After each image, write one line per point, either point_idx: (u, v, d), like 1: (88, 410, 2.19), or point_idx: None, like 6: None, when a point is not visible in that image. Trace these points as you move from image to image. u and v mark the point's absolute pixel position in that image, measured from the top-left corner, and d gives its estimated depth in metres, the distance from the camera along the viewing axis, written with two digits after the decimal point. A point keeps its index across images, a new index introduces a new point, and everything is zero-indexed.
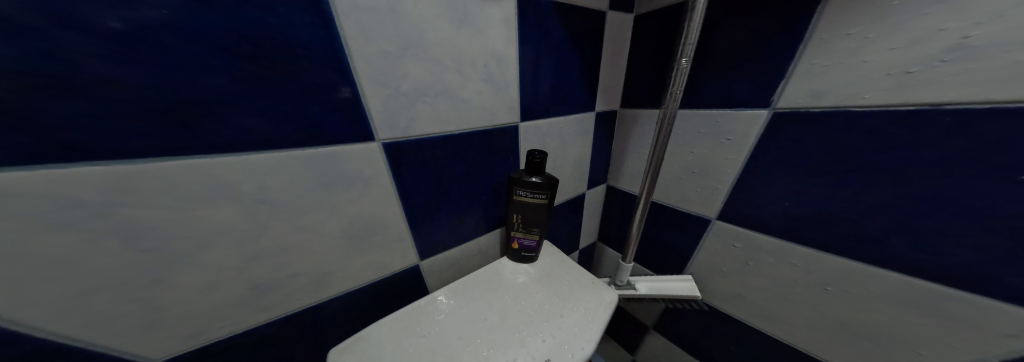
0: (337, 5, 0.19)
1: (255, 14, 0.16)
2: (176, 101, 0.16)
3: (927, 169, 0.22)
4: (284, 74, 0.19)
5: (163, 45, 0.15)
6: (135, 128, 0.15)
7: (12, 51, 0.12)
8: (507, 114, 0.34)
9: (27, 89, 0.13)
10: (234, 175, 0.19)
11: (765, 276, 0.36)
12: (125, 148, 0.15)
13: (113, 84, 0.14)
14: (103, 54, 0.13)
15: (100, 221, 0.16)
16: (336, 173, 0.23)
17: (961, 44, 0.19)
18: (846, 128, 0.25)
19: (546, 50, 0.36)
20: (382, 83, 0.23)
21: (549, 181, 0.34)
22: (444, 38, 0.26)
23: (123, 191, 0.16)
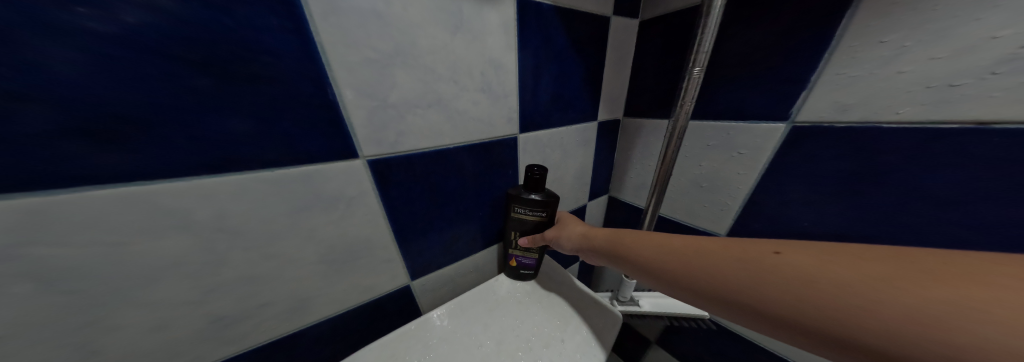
0: (315, 8, 0.17)
1: (208, 16, 0.14)
2: (97, 116, 0.13)
3: (967, 192, 0.20)
4: (246, 85, 0.16)
5: (75, 48, 0.12)
6: (49, 152, 0.13)
7: None
8: (506, 125, 0.32)
9: None
10: (185, 203, 0.16)
11: None
12: (40, 178, 0.13)
13: (15, 100, 0.12)
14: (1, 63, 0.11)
15: (6, 263, 0.13)
16: (313, 194, 0.21)
17: (1016, 55, 0.17)
18: (873, 145, 0.23)
19: (548, 55, 0.34)
20: (367, 94, 0.21)
21: (549, 199, 0.32)
22: (436, 44, 0.24)
23: (40, 227, 0.13)
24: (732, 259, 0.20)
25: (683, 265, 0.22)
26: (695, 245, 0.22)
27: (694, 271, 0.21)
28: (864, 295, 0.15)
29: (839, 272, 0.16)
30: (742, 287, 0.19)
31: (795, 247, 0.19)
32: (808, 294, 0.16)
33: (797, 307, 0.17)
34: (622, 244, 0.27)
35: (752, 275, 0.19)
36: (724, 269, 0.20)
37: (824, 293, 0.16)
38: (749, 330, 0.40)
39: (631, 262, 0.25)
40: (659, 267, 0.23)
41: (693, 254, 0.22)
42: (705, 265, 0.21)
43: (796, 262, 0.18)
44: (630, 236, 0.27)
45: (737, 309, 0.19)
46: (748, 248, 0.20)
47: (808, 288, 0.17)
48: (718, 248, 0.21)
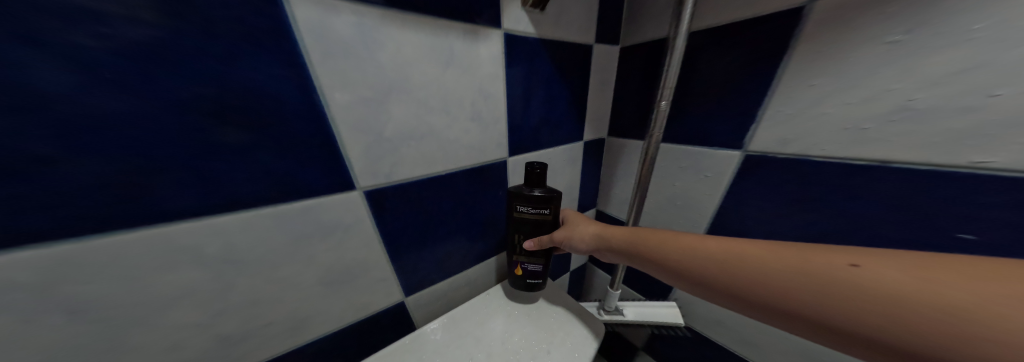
0: (316, 60, 0.20)
1: (224, 75, 0.17)
2: (128, 170, 0.15)
3: (886, 217, 0.24)
4: (255, 129, 0.19)
5: (110, 110, 0.14)
6: (82, 202, 0.15)
7: None
8: (495, 149, 0.34)
9: None
10: (196, 239, 0.18)
11: None
12: (73, 224, 0.15)
13: (58, 161, 0.14)
14: (49, 131, 0.13)
15: (37, 300, 0.15)
16: (313, 224, 0.23)
17: (905, 105, 0.21)
18: (809, 174, 0.26)
19: (534, 81, 0.36)
20: (362, 130, 0.23)
21: (550, 194, 0.33)
22: (429, 80, 0.26)
23: (69, 268, 0.15)
24: (798, 273, 0.20)
25: (743, 277, 0.22)
26: (753, 256, 0.22)
27: (754, 285, 0.21)
28: (958, 317, 0.15)
29: (927, 289, 0.16)
30: (815, 304, 0.19)
31: (873, 258, 0.18)
32: (888, 313, 0.16)
33: (870, 324, 0.17)
34: (655, 250, 0.27)
35: (822, 291, 0.19)
36: (789, 283, 0.20)
37: (906, 313, 0.16)
38: (721, 337, 0.42)
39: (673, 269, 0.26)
40: (712, 278, 0.23)
41: (754, 266, 0.22)
42: (765, 277, 0.21)
43: (879, 278, 0.17)
44: (662, 240, 0.27)
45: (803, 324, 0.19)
46: (818, 261, 0.19)
47: (891, 307, 0.16)
48: (785, 261, 0.21)
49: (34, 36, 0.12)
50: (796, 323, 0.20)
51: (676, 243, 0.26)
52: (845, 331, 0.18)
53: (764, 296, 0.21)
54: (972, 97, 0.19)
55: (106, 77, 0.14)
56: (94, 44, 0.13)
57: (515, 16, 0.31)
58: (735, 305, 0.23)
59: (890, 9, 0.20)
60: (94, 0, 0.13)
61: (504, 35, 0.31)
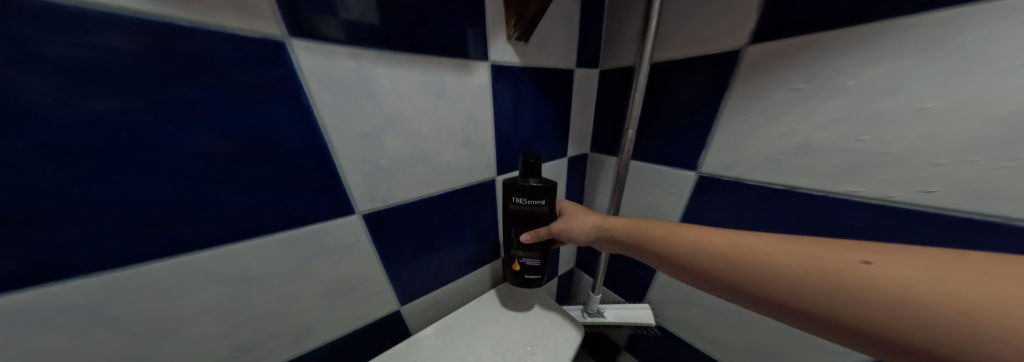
0: (320, 104, 0.23)
1: (243, 124, 0.20)
2: (163, 205, 0.18)
3: (807, 228, 0.29)
4: (269, 167, 0.22)
5: (154, 161, 0.18)
6: (128, 236, 0.18)
7: (37, 190, 0.15)
8: (484, 170, 0.38)
9: (37, 219, 0.15)
10: (218, 264, 0.21)
11: (703, 306, 0.42)
12: (121, 255, 0.18)
13: (115, 203, 0.17)
14: (109, 180, 0.17)
15: (90, 318, 0.18)
16: (317, 245, 0.26)
17: (804, 144, 0.27)
18: (743, 195, 0.32)
19: (521, 105, 0.40)
20: (361, 161, 0.27)
21: (546, 183, 0.33)
22: (422, 112, 0.30)
23: (115, 291, 0.18)
24: (811, 269, 0.21)
25: (755, 272, 0.23)
26: (769, 252, 0.23)
27: (765, 279, 0.22)
28: (962, 315, 0.16)
29: (936, 287, 0.17)
30: (824, 298, 0.20)
31: (886, 256, 0.19)
32: (898, 308, 0.18)
33: (870, 319, 0.18)
34: (664, 244, 0.28)
35: (832, 287, 0.20)
36: (803, 278, 0.21)
37: (910, 309, 0.17)
38: (686, 333, 0.46)
39: (682, 262, 0.27)
40: (721, 273, 0.24)
41: (766, 262, 0.22)
42: (779, 272, 0.22)
43: (892, 275, 0.18)
44: (670, 234, 0.28)
45: (806, 316, 0.21)
46: (832, 259, 0.20)
47: (902, 303, 0.17)
48: (802, 258, 0.21)
49: (103, 104, 0.16)
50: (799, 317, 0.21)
51: (687, 237, 0.27)
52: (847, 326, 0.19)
53: (774, 291, 0.22)
54: (847, 141, 0.25)
55: (152, 135, 0.17)
56: (149, 108, 0.17)
57: (501, 49, 0.35)
58: (738, 298, 0.24)
59: (797, 60, 0.26)
60: (149, 79, 0.16)
61: (491, 66, 0.34)
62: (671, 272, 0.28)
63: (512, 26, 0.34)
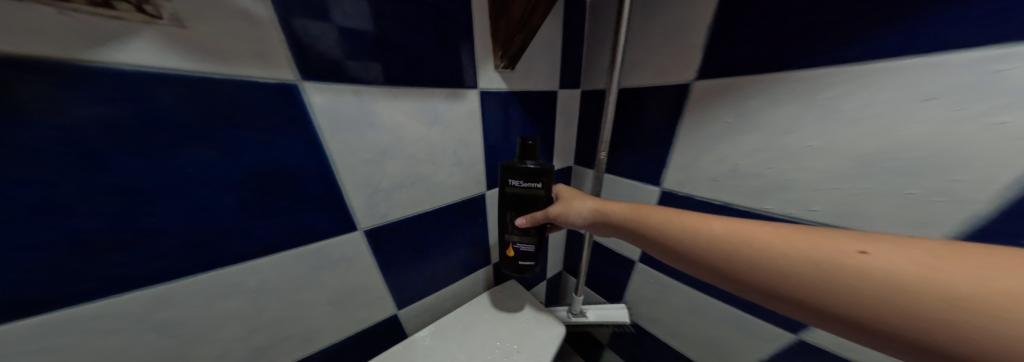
0: (327, 139, 0.27)
1: (265, 160, 0.24)
2: (204, 230, 0.23)
3: None
4: (284, 195, 0.26)
5: (192, 195, 0.21)
6: (170, 256, 0.22)
7: (104, 222, 0.19)
8: (474, 186, 0.42)
9: (104, 245, 0.19)
10: (242, 276, 0.25)
11: (669, 305, 0.47)
12: (165, 271, 0.22)
13: (161, 230, 0.21)
14: (158, 212, 0.21)
15: (139, 323, 0.22)
16: (325, 258, 0.30)
17: (734, 169, 0.34)
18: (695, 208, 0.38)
19: (509, 126, 0.45)
20: (363, 184, 0.31)
21: (543, 166, 0.34)
22: (417, 138, 0.34)
23: (161, 301, 0.22)
24: (805, 257, 0.21)
25: (750, 260, 0.23)
26: (765, 240, 0.23)
27: (760, 266, 0.23)
28: (945, 303, 0.17)
29: (927, 277, 0.17)
30: (813, 285, 0.20)
31: (884, 244, 0.19)
32: (886, 297, 0.18)
33: (855, 305, 0.19)
34: (659, 230, 0.29)
35: (824, 275, 0.20)
36: (795, 265, 0.21)
37: (898, 298, 0.18)
38: (656, 329, 0.51)
39: (676, 249, 0.27)
40: (714, 259, 0.25)
41: (762, 249, 0.23)
42: (772, 260, 0.22)
43: (887, 266, 0.18)
44: (665, 221, 0.28)
45: (789, 301, 0.22)
46: (829, 248, 0.21)
47: (890, 292, 0.18)
48: (800, 247, 0.22)
49: (157, 152, 0.20)
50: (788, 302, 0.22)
51: (683, 225, 0.27)
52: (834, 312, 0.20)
53: (767, 277, 0.22)
54: (761, 168, 0.31)
55: (193, 174, 0.21)
56: (195, 150, 0.21)
57: (489, 77, 0.39)
58: (728, 282, 0.25)
59: (730, 97, 0.32)
60: (194, 130, 0.21)
61: (479, 93, 0.39)
62: (662, 257, 0.29)
63: (499, 58, 0.38)
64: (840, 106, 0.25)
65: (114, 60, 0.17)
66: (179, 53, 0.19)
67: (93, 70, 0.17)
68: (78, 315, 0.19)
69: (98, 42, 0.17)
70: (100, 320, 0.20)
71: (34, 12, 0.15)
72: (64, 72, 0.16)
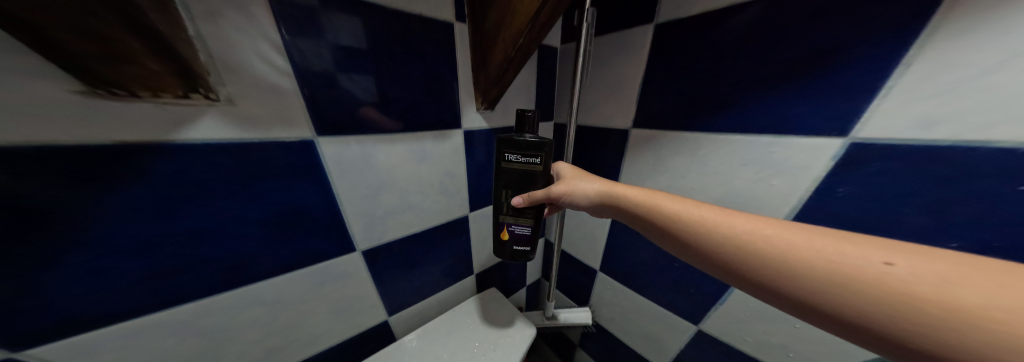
0: (336, 181, 0.35)
1: (287, 201, 0.32)
2: (238, 256, 0.30)
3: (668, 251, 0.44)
4: (299, 226, 0.34)
5: (233, 231, 0.29)
6: (213, 277, 0.30)
7: (172, 254, 0.27)
8: (459, 209, 0.50)
9: (171, 270, 0.27)
10: (263, 291, 0.33)
11: (622, 306, 0.56)
12: (210, 287, 0.30)
13: (210, 258, 0.29)
14: (208, 245, 0.28)
15: (188, 327, 0.29)
16: (328, 275, 0.38)
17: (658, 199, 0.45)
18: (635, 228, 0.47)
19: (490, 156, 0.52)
20: (363, 214, 0.39)
21: (541, 139, 0.37)
22: (410, 174, 0.42)
23: (205, 310, 0.30)
24: (824, 261, 0.23)
25: (769, 257, 0.25)
26: (788, 242, 0.25)
27: (776, 261, 0.25)
28: (947, 314, 0.19)
29: (941, 291, 0.19)
30: (818, 285, 0.23)
31: (906, 256, 0.21)
32: (887, 304, 0.20)
33: (850, 306, 0.21)
34: (676, 226, 0.30)
35: (839, 278, 0.22)
36: (811, 265, 0.23)
37: (898, 305, 0.20)
38: (615, 329, 0.60)
39: (689, 242, 0.29)
40: (726, 252, 0.27)
41: (783, 249, 0.24)
42: (787, 261, 0.24)
43: (906, 278, 0.20)
44: (686, 217, 0.30)
45: (786, 294, 0.24)
46: (854, 257, 0.22)
47: (894, 299, 0.20)
48: (821, 251, 0.23)
49: (211, 202, 0.27)
50: (784, 295, 0.24)
51: (702, 222, 0.29)
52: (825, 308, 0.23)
53: (778, 271, 0.24)
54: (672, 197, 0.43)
55: (236, 216, 0.29)
56: (235, 198, 0.28)
57: (471, 118, 0.47)
58: (730, 272, 0.27)
59: (655, 144, 0.43)
60: (237, 185, 0.28)
61: (464, 132, 0.46)
62: (672, 248, 0.31)
63: (481, 102, 0.46)
64: (706, 162, 0.38)
65: (186, 138, 0.25)
66: (228, 126, 0.26)
67: (171, 146, 0.24)
68: (149, 320, 0.27)
69: (176, 127, 0.24)
70: (160, 324, 0.28)
71: (142, 111, 0.22)
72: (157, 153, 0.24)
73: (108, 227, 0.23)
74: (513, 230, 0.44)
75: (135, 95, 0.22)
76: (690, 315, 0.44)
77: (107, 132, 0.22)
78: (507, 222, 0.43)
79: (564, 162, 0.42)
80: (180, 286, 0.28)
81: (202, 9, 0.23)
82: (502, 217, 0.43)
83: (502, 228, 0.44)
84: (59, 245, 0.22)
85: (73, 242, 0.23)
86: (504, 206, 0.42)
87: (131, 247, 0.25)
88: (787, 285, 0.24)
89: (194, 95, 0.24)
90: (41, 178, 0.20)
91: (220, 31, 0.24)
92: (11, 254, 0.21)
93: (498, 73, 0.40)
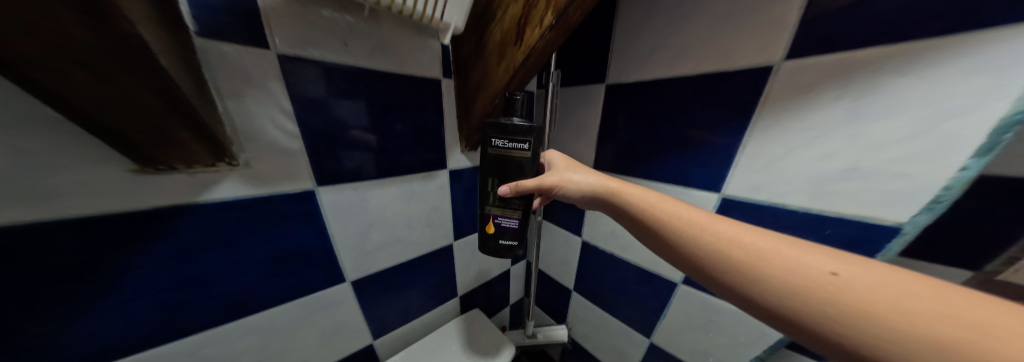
0: (331, 222, 0.40)
1: (287, 242, 0.37)
2: (241, 292, 0.35)
3: (626, 274, 0.51)
4: (297, 263, 0.39)
5: (238, 271, 0.34)
6: (217, 311, 0.34)
7: (186, 295, 0.31)
8: (443, 238, 0.56)
9: (183, 308, 0.31)
10: (260, 321, 0.38)
11: (593, 323, 0.62)
12: (214, 321, 0.34)
13: (217, 295, 0.33)
14: (217, 285, 0.33)
15: (192, 357, 0.33)
16: (320, 304, 0.43)
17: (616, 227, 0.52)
18: (600, 253, 0.54)
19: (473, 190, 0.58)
20: (354, 249, 0.44)
21: (527, 123, 0.38)
22: (398, 211, 0.47)
23: (208, 341, 0.34)
24: (784, 265, 0.26)
25: (739, 259, 0.28)
26: (760, 248, 0.28)
27: (744, 263, 0.28)
28: (863, 316, 0.23)
29: (866, 298, 0.23)
30: (773, 285, 0.26)
31: (848, 268, 0.25)
32: (823, 306, 0.24)
33: (791, 303, 0.25)
34: (661, 227, 0.33)
35: (792, 280, 0.26)
36: (773, 268, 0.27)
37: (830, 306, 0.24)
38: (587, 344, 0.65)
39: (671, 241, 0.32)
40: (703, 251, 0.30)
41: (752, 252, 0.28)
42: (752, 264, 0.28)
43: (847, 285, 0.24)
44: (673, 221, 0.33)
45: (744, 289, 0.28)
46: (809, 266, 0.26)
47: (830, 301, 0.24)
48: (784, 258, 0.27)
49: (223, 248, 0.32)
50: (740, 291, 0.28)
51: (686, 225, 0.32)
52: (768, 303, 0.27)
53: (743, 272, 0.28)
54: None
55: (242, 258, 0.34)
56: (243, 243, 0.33)
57: (456, 158, 0.53)
58: (700, 268, 0.30)
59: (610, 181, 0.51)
60: (246, 233, 0.33)
61: (449, 171, 0.52)
62: (654, 245, 0.34)
63: (464, 145, 0.52)
64: None
65: (209, 197, 0.30)
66: (244, 184, 0.32)
67: (196, 205, 0.29)
68: (158, 353, 0.31)
69: (203, 190, 0.29)
70: (170, 355, 0.32)
71: (176, 179, 0.27)
72: (185, 214, 0.29)
73: (136, 274, 0.28)
74: (499, 223, 0.45)
75: (174, 169, 0.27)
76: (645, 330, 0.51)
77: (147, 199, 0.26)
78: (494, 214, 0.44)
79: (555, 151, 0.44)
80: (191, 320, 0.32)
81: (229, 92, 0.28)
82: (489, 209, 0.44)
83: (488, 220, 0.45)
84: (95, 292, 0.26)
85: (106, 289, 0.27)
86: (491, 196, 0.43)
87: (154, 290, 0.29)
88: (745, 282, 0.28)
89: (220, 163, 0.29)
90: (91, 238, 0.25)
91: (243, 105, 0.30)
92: (56, 300, 0.25)
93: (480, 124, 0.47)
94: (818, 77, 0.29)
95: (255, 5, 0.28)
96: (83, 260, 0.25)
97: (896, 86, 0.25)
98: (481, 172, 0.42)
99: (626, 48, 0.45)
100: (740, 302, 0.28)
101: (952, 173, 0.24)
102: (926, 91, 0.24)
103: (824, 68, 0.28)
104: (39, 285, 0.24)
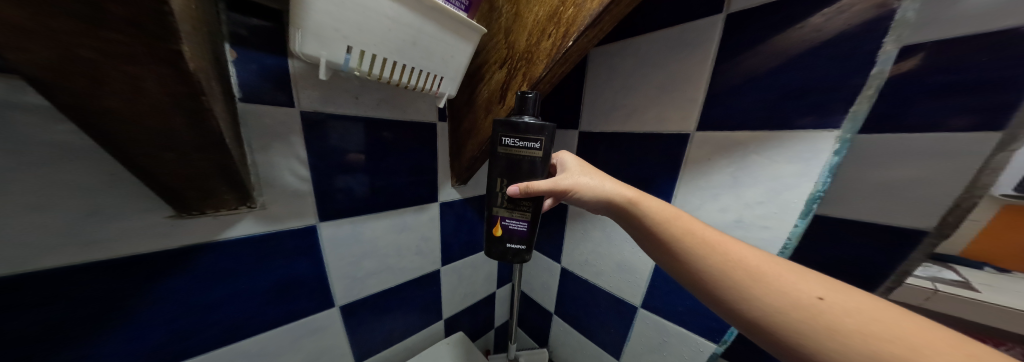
0: (328, 254, 0.44)
1: (285, 272, 0.41)
2: (237, 318, 0.38)
3: (598, 299, 0.56)
4: (292, 291, 0.42)
5: (238, 300, 0.38)
6: (214, 337, 0.37)
7: (190, 321, 0.35)
8: (430, 265, 0.61)
9: (185, 333, 0.35)
10: (251, 346, 0.40)
11: (573, 346, 0.65)
12: (209, 346, 0.37)
13: (215, 322, 0.37)
14: (216, 313, 0.36)
15: None
16: (307, 329, 0.46)
17: None
18: (576, 278, 0.60)
19: (462, 220, 0.64)
20: (347, 277, 0.48)
21: (540, 122, 0.38)
22: (391, 241, 0.52)
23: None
24: (775, 286, 0.28)
25: (737, 277, 0.30)
26: (761, 271, 0.30)
27: (740, 282, 0.30)
28: (831, 338, 0.24)
29: (841, 318, 0.25)
30: (760, 303, 0.28)
31: (834, 295, 0.26)
32: (799, 325, 0.26)
33: (773, 320, 0.27)
34: (670, 242, 0.34)
35: (778, 300, 0.27)
36: (763, 288, 0.28)
37: (807, 326, 0.26)
38: None
39: (678, 255, 0.34)
40: (706, 266, 0.32)
41: (753, 271, 0.30)
42: (745, 284, 0.29)
43: (828, 309, 0.26)
44: (682, 239, 0.34)
45: (734, 305, 0.30)
46: (799, 289, 0.27)
47: (810, 322, 0.26)
48: (778, 281, 0.28)
49: (228, 278, 0.36)
50: (728, 304, 0.30)
51: (695, 243, 0.33)
52: (751, 319, 0.28)
53: (734, 288, 0.30)
54: None
55: (244, 288, 0.38)
56: (247, 273, 0.37)
57: (448, 192, 0.59)
58: (700, 282, 0.32)
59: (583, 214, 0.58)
60: (250, 265, 0.37)
61: (440, 204, 0.58)
62: (661, 256, 0.35)
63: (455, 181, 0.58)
64: None
65: (226, 235, 0.34)
66: (258, 223, 0.37)
67: (216, 243, 0.34)
68: None
69: (221, 230, 0.34)
70: None
71: (202, 221, 0.32)
72: (201, 251, 0.33)
73: (150, 302, 0.32)
74: (508, 225, 0.44)
75: (203, 213, 0.32)
76: (615, 351, 0.56)
77: (177, 237, 0.31)
78: (500, 216, 0.44)
79: (569, 153, 0.44)
80: (194, 344, 0.36)
81: (259, 147, 0.35)
82: (496, 210, 0.44)
83: (495, 222, 0.44)
84: (112, 318, 0.30)
85: (121, 316, 0.30)
86: (498, 197, 0.43)
87: (164, 316, 0.33)
88: (738, 298, 0.29)
89: (241, 206, 0.34)
90: (120, 270, 0.29)
91: (269, 157, 0.36)
92: (79, 326, 0.29)
93: (469, 163, 0.52)
94: (715, 148, 0.40)
95: (289, 72, 0.35)
96: (110, 291, 0.29)
97: (758, 162, 0.37)
98: (489, 173, 0.42)
99: (593, 105, 0.53)
100: (727, 315, 0.30)
101: (792, 228, 0.36)
102: (769, 171, 0.36)
103: (715, 142, 0.39)
104: (69, 312, 0.28)
